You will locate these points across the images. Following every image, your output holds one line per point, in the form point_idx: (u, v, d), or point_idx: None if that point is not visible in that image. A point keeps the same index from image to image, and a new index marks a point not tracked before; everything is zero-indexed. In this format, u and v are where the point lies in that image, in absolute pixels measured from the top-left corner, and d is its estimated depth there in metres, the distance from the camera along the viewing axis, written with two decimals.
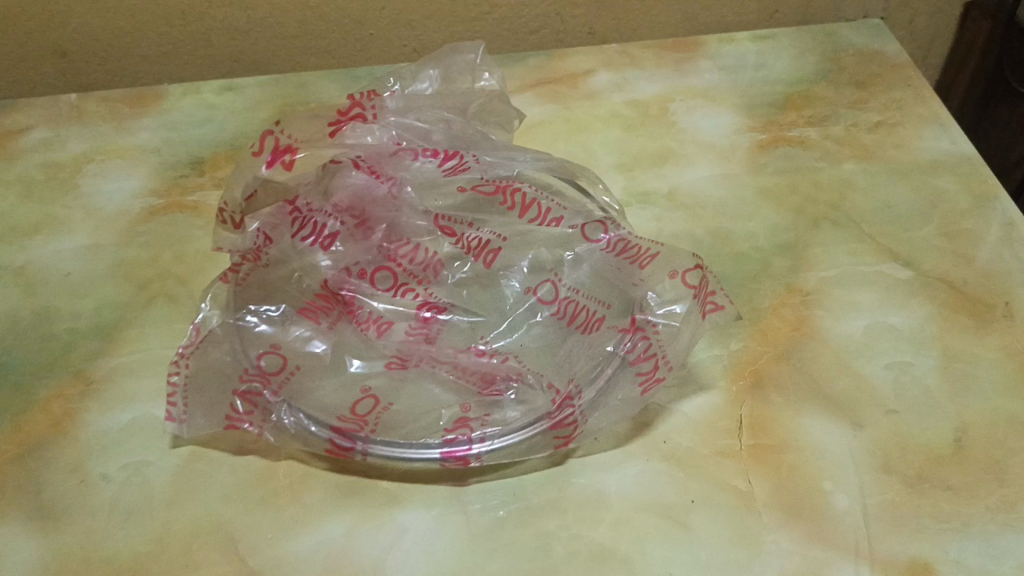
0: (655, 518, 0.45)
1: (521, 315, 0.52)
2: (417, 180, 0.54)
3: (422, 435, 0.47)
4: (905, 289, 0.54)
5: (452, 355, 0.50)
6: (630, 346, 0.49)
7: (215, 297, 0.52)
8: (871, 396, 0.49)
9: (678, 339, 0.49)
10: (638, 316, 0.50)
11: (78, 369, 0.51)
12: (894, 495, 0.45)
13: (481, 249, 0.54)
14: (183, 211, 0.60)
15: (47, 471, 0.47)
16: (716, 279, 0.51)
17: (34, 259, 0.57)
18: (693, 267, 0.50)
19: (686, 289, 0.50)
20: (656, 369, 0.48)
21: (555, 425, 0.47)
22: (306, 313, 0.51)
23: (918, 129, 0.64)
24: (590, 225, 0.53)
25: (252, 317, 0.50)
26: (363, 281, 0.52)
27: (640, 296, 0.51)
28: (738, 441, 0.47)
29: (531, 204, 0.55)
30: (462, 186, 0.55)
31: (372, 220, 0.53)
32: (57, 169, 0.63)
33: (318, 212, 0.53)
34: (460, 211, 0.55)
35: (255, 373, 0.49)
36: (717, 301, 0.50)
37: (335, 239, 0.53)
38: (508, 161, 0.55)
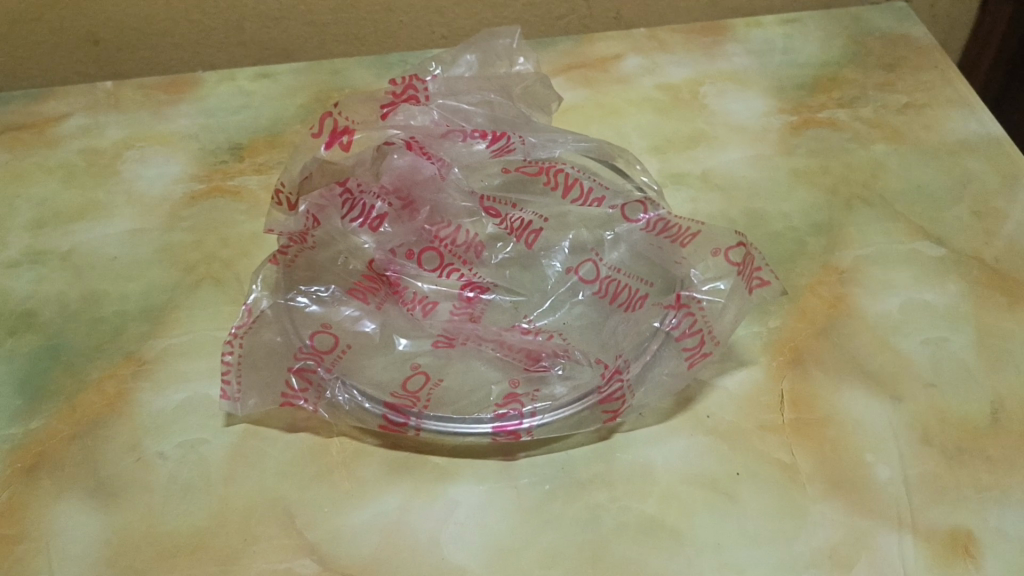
0: (702, 490, 0.46)
1: (563, 294, 0.53)
2: (464, 160, 0.56)
3: (473, 411, 0.48)
4: (939, 267, 0.55)
5: (497, 333, 0.51)
6: (676, 321, 0.50)
7: (265, 280, 0.53)
8: (909, 371, 0.50)
9: (723, 316, 0.50)
10: (683, 292, 0.51)
11: (129, 350, 0.52)
12: (934, 467, 0.46)
13: (524, 229, 0.55)
14: (225, 196, 0.61)
15: (104, 448, 0.48)
16: (760, 256, 0.52)
17: (80, 244, 0.58)
18: (735, 245, 0.51)
19: (729, 266, 0.51)
20: (702, 344, 0.49)
21: (603, 400, 0.48)
22: (354, 293, 0.52)
23: (947, 110, 0.64)
24: (630, 204, 0.55)
25: (303, 297, 0.52)
26: (409, 262, 0.54)
27: (682, 273, 0.52)
28: (780, 415, 0.48)
29: (573, 184, 0.57)
30: (506, 168, 0.57)
31: (417, 202, 0.55)
32: (98, 155, 0.64)
33: (366, 194, 0.54)
34: (503, 193, 0.57)
35: (309, 351, 0.50)
36: (763, 276, 0.51)
37: (382, 220, 0.54)
38: (550, 144, 0.57)
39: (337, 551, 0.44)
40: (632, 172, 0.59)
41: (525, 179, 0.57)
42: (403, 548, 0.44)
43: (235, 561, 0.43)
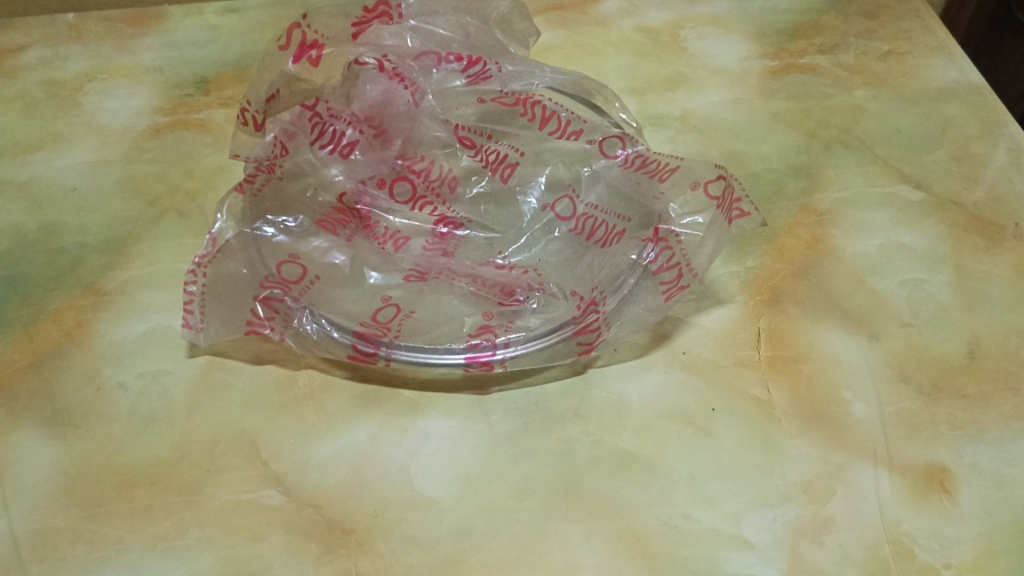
0: (677, 425, 0.45)
1: (538, 231, 0.52)
2: (438, 86, 0.55)
3: (445, 340, 0.47)
4: (917, 210, 0.54)
5: (471, 269, 0.50)
6: (653, 256, 0.49)
7: (230, 210, 0.51)
8: (886, 310, 0.50)
9: (701, 252, 0.49)
10: (660, 227, 0.50)
11: (89, 282, 0.51)
12: (910, 403, 0.46)
13: (499, 163, 0.55)
14: (190, 128, 0.59)
15: (62, 379, 0.46)
16: (740, 186, 0.50)
17: (37, 174, 0.56)
18: (715, 179, 0.50)
19: (709, 200, 0.50)
20: (680, 277, 0.48)
21: (579, 332, 0.48)
22: (324, 225, 0.50)
23: (927, 58, 0.64)
24: (608, 139, 0.54)
25: (269, 227, 0.49)
26: (381, 193, 0.53)
27: (660, 208, 0.51)
28: (756, 351, 0.48)
29: (550, 117, 0.55)
30: (481, 98, 0.56)
31: (390, 132, 0.54)
32: (59, 86, 0.62)
33: (337, 119, 0.52)
34: (481, 124, 0.56)
35: (276, 280, 0.48)
36: (743, 207, 0.50)
37: (353, 148, 0.53)
38: (525, 75, 0.57)
39: (304, 482, 0.43)
40: (609, 109, 0.58)
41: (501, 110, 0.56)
42: (371, 480, 0.43)
43: (198, 492, 0.42)
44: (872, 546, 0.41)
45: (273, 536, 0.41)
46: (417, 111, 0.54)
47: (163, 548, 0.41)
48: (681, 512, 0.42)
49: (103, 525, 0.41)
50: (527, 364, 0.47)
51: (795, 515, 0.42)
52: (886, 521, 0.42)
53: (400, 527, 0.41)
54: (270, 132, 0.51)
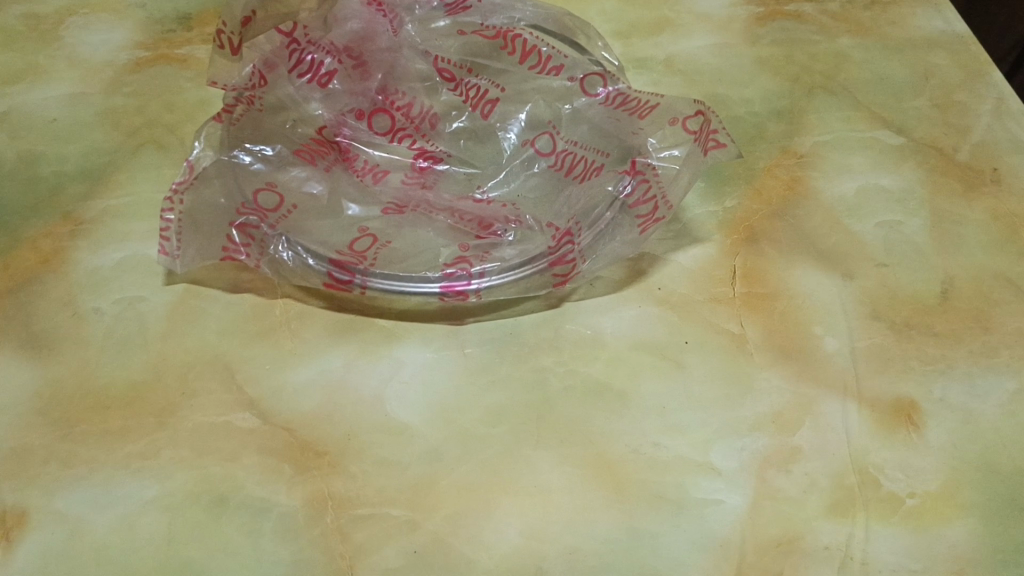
0: (650, 357, 0.45)
1: (518, 166, 0.53)
2: (419, 15, 0.57)
3: (421, 269, 0.47)
4: (896, 155, 0.54)
5: (449, 203, 0.50)
6: (631, 189, 0.49)
7: (208, 138, 0.51)
8: (862, 250, 0.50)
9: (677, 183, 0.49)
10: (638, 159, 0.50)
11: (67, 210, 0.51)
12: (881, 340, 0.46)
13: (479, 99, 0.55)
14: (171, 63, 0.58)
15: (39, 304, 0.47)
16: (717, 118, 0.50)
17: (17, 106, 0.56)
18: (693, 114, 0.51)
19: (686, 134, 0.50)
20: (656, 210, 0.48)
21: (554, 263, 0.48)
22: (302, 155, 0.50)
23: (913, 8, 0.64)
24: (590, 77, 0.54)
25: (246, 155, 0.50)
26: (360, 124, 0.53)
27: (638, 143, 0.51)
28: (731, 288, 0.48)
29: (531, 51, 0.56)
30: (462, 31, 0.57)
31: (370, 65, 0.55)
32: (40, 20, 0.61)
33: (314, 48, 0.53)
34: (462, 57, 0.57)
35: (252, 208, 0.48)
36: (719, 139, 0.50)
37: (332, 77, 0.53)
38: (505, 13, 0.59)
39: (277, 407, 0.43)
40: (592, 48, 0.58)
41: (482, 42, 0.57)
42: (345, 405, 0.43)
43: (172, 414, 0.43)
44: (839, 475, 0.41)
45: (246, 457, 0.41)
46: (396, 47, 0.56)
47: (137, 467, 0.41)
48: (651, 440, 0.42)
49: (76, 444, 0.42)
50: (502, 294, 0.47)
51: (763, 444, 0.42)
52: (853, 452, 0.42)
53: (372, 450, 0.42)
54: (248, 61, 0.51)
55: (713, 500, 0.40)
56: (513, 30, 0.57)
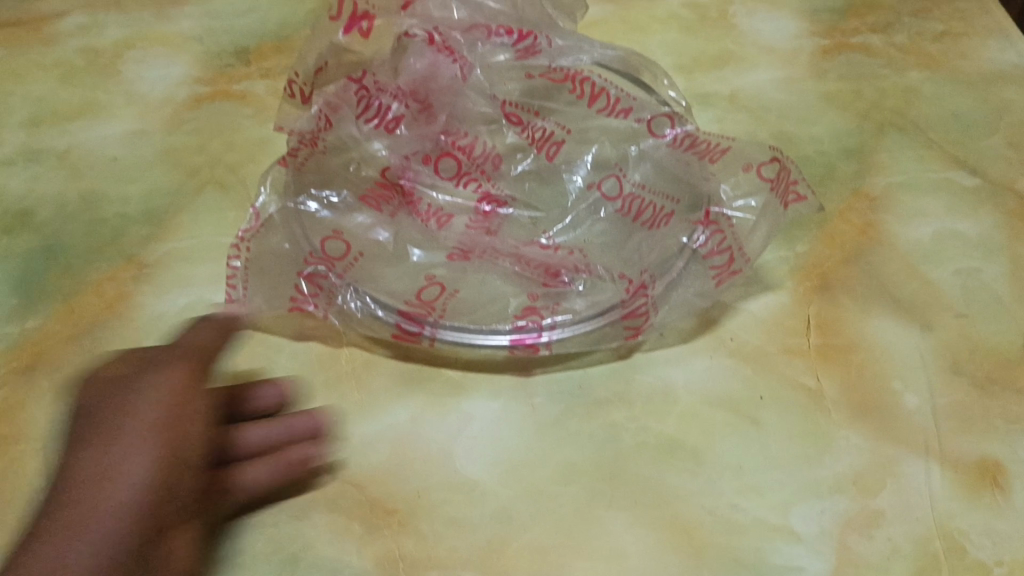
0: (724, 412, 0.44)
1: (584, 211, 0.52)
2: (485, 60, 0.54)
3: (491, 321, 0.47)
4: (971, 197, 0.53)
5: (515, 248, 0.50)
6: (704, 238, 0.48)
7: (274, 182, 0.52)
8: (939, 299, 0.48)
9: (754, 235, 0.48)
10: (711, 210, 0.49)
11: (130, 254, 0.50)
12: (963, 396, 0.45)
13: (545, 141, 0.55)
14: (230, 99, 0.58)
15: (104, 352, 0.46)
16: (796, 169, 0.49)
17: (77, 144, 0.56)
18: (768, 161, 0.49)
19: (761, 182, 0.49)
20: (731, 262, 0.47)
21: (626, 315, 0.47)
22: (367, 201, 0.51)
23: (983, 40, 0.62)
24: (657, 118, 0.53)
25: (312, 202, 0.50)
26: (425, 168, 0.53)
27: (711, 189, 0.50)
28: (806, 339, 0.47)
29: (599, 93, 0.54)
30: (529, 74, 0.55)
31: (436, 107, 0.53)
32: (98, 54, 0.61)
33: (382, 93, 0.52)
34: (527, 99, 0.55)
35: (320, 256, 0.48)
36: (799, 191, 0.49)
37: (399, 122, 0.52)
38: (575, 49, 0.54)
39: (345, 462, 0.43)
40: (658, 87, 0.57)
41: (550, 85, 0.55)
42: (413, 461, 0.42)
43: None
44: (923, 541, 0.40)
45: (315, 516, 0.41)
46: (460, 85, 0.53)
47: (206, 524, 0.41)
48: (727, 501, 0.41)
49: None
50: (571, 348, 0.46)
51: (844, 507, 0.41)
52: (938, 516, 0.41)
53: (442, 508, 0.41)
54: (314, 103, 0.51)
55: (793, 566, 0.39)
56: (582, 74, 0.54)
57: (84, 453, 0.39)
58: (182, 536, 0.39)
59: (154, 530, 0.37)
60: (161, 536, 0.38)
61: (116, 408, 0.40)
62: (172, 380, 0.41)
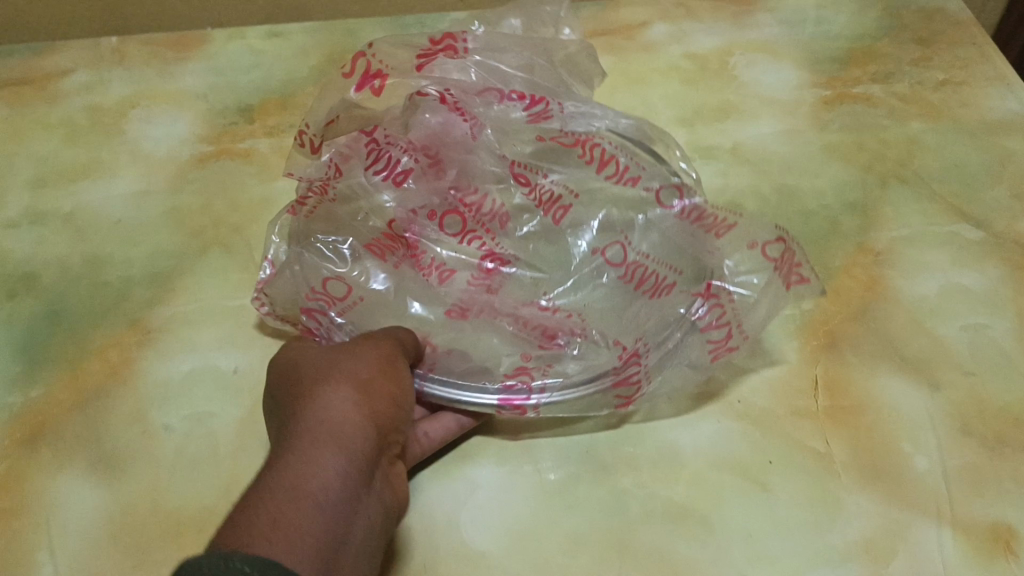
0: (733, 477, 0.44)
1: (586, 274, 0.52)
2: (498, 121, 0.53)
3: (479, 379, 0.46)
4: (976, 250, 0.53)
5: (515, 309, 0.50)
6: (704, 309, 0.48)
7: (283, 230, 0.52)
8: (947, 357, 0.48)
9: (754, 311, 0.47)
10: (713, 283, 0.48)
11: (134, 318, 0.50)
12: (973, 458, 0.44)
13: (552, 203, 0.54)
14: (234, 158, 0.58)
15: (108, 420, 0.46)
16: (802, 250, 0.48)
17: (81, 206, 0.56)
18: (774, 240, 0.48)
19: (766, 262, 0.48)
20: (729, 338, 0.47)
21: (618, 383, 0.46)
22: (372, 250, 0.50)
23: (985, 88, 0.62)
24: (665, 189, 0.53)
25: (321, 246, 0.49)
26: (430, 223, 0.52)
27: (713, 264, 0.49)
28: (814, 400, 0.46)
29: (609, 160, 0.54)
30: (539, 136, 0.53)
31: (445, 162, 0.53)
32: (102, 113, 0.62)
33: (393, 146, 0.52)
34: (535, 160, 0.54)
35: (321, 292, 0.47)
36: (804, 273, 0.48)
37: (406, 176, 0.52)
38: (587, 115, 0.52)
39: None
40: (667, 156, 0.55)
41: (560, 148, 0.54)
42: (420, 529, 0.42)
43: None
44: None
45: None
46: (475, 144, 0.53)
47: None
48: (738, 571, 0.41)
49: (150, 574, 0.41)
50: (560, 412, 0.45)
51: None
52: None
53: None
54: (325, 153, 0.52)
55: None
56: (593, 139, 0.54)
57: (304, 402, 0.40)
58: (401, 485, 0.41)
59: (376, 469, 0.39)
60: (382, 475, 0.40)
61: (336, 365, 0.42)
62: (388, 346, 0.43)
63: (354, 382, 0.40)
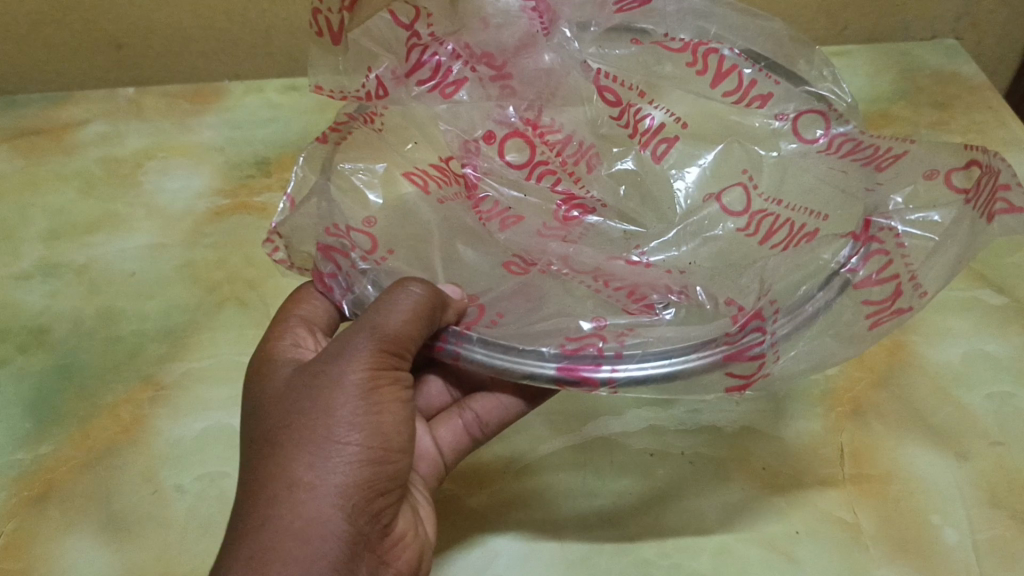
0: (758, 548, 0.43)
1: (692, 227, 0.47)
2: (584, 8, 0.47)
3: (538, 344, 0.39)
4: (999, 317, 0.52)
5: (595, 262, 0.45)
6: (861, 258, 0.38)
7: (311, 158, 0.45)
8: (973, 426, 0.47)
9: (934, 263, 0.38)
10: (874, 220, 0.40)
11: (147, 374, 0.49)
12: (1004, 530, 0.43)
13: (652, 136, 0.51)
14: (251, 212, 0.58)
15: (118, 479, 0.45)
16: (1009, 171, 0.39)
17: (95, 258, 0.56)
18: (962, 166, 0.40)
19: (953, 193, 0.40)
20: (896, 298, 0.37)
21: (730, 358, 0.37)
22: (415, 178, 0.47)
23: (1002, 152, 0.62)
24: (808, 114, 0.49)
25: (352, 167, 0.46)
26: (490, 154, 0.47)
27: (876, 197, 0.43)
28: (840, 469, 0.46)
29: (727, 71, 0.49)
30: (637, 40, 0.49)
31: (514, 78, 0.46)
32: (119, 164, 0.62)
33: (438, 45, 0.45)
34: (628, 71, 0.49)
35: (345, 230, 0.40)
36: (1013, 200, 0.38)
37: (460, 87, 0.46)
38: (692, 15, 0.49)
39: None
40: (817, 80, 0.50)
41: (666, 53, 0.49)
42: None
43: None
44: None
45: None
46: (562, 67, 0.47)
47: None
48: None
49: None
50: (644, 392, 0.37)
51: None
52: None
53: None
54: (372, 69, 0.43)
55: None
56: (707, 45, 0.49)
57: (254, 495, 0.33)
58: (403, 555, 0.37)
59: (359, 562, 0.34)
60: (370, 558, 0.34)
61: (299, 427, 0.34)
62: (365, 378, 0.35)
63: (320, 462, 0.33)
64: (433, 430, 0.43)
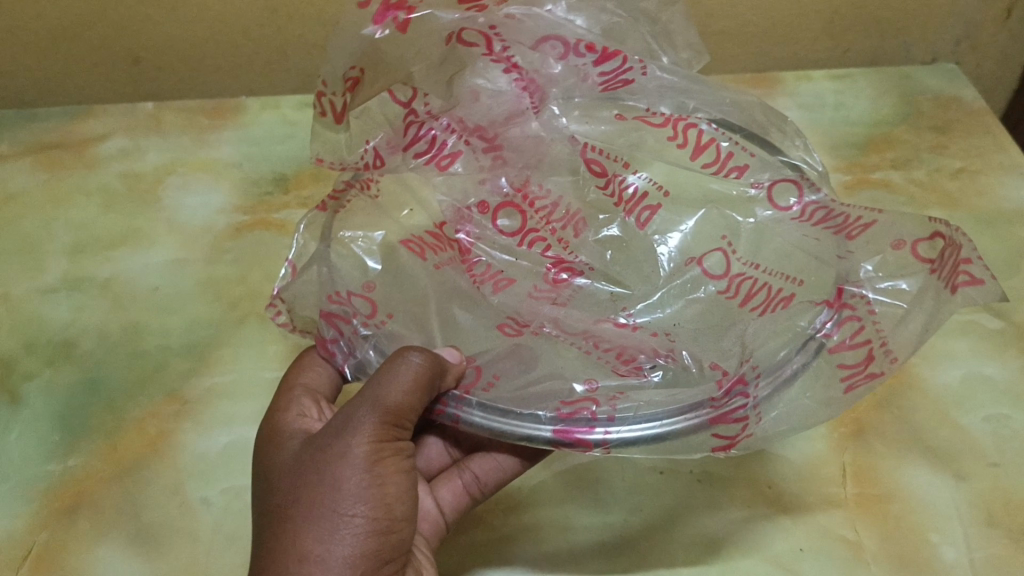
0: (764, 565, 0.44)
1: (677, 288, 0.50)
2: (568, 83, 0.47)
3: (534, 406, 0.40)
4: (997, 340, 0.54)
5: (583, 326, 0.47)
6: (834, 325, 0.41)
7: (311, 224, 0.46)
8: (971, 448, 0.49)
9: (902, 330, 0.39)
10: (846, 290, 0.43)
11: (172, 389, 0.51)
12: (1000, 550, 0.45)
13: (636, 203, 0.53)
14: (270, 229, 0.60)
15: (145, 492, 0.46)
16: (970, 246, 0.40)
17: (119, 273, 0.57)
18: (927, 237, 0.41)
19: (919, 263, 0.41)
20: (869, 363, 0.39)
21: (716, 421, 0.39)
22: (410, 246, 0.47)
23: (1000, 177, 0.64)
24: (782, 183, 0.48)
25: (350, 233, 0.46)
26: (483, 218, 0.49)
27: (846, 266, 0.44)
28: (843, 489, 0.47)
29: (707, 144, 0.47)
30: (620, 113, 0.48)
31: (504, 147, 0.48)
32: (139, 179, 0.63)
33: (435, 120, 0.46)
34: (613, 142, 0.50)
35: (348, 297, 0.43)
36: (974, 273, 0.39)
37: (455, 159, 0.47)
38: (670, 89, 0.46)
39: None
40: (789, 147, 0.47)
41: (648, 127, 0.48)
42: None
43: None
44: None
45: None
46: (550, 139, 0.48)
47: None
48: None
49: None
50: (638, 452, 0.39)
51: None
52: None
53: None
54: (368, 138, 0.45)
55: None
56: (686, 120, 0.47)
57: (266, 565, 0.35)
58: None
59: None
60: None
61: (308, 499, 0.36)
62: (371, 450, 0.36)
63: (327, 535, 0.35)
64: (435, 492, 0.45)
